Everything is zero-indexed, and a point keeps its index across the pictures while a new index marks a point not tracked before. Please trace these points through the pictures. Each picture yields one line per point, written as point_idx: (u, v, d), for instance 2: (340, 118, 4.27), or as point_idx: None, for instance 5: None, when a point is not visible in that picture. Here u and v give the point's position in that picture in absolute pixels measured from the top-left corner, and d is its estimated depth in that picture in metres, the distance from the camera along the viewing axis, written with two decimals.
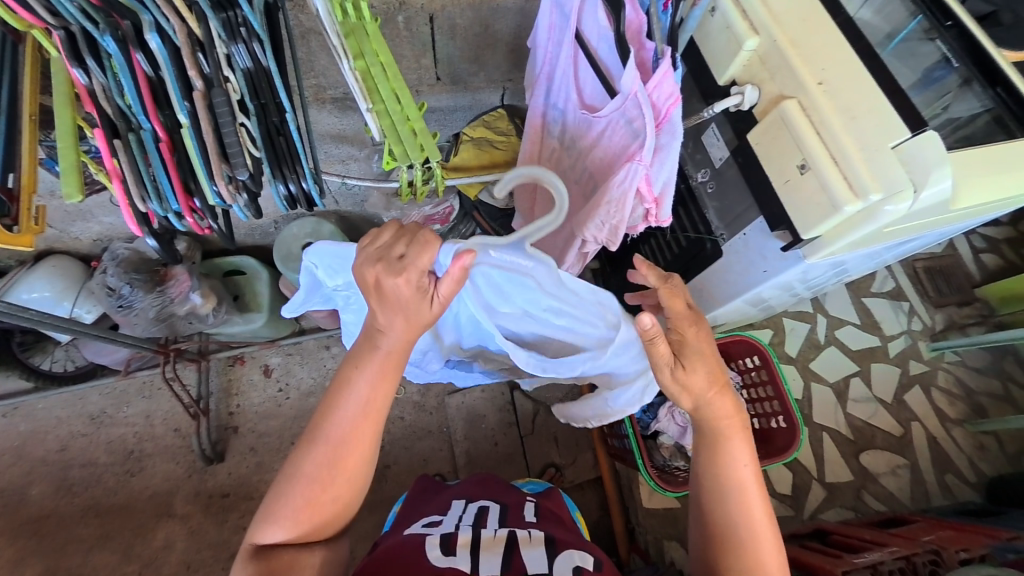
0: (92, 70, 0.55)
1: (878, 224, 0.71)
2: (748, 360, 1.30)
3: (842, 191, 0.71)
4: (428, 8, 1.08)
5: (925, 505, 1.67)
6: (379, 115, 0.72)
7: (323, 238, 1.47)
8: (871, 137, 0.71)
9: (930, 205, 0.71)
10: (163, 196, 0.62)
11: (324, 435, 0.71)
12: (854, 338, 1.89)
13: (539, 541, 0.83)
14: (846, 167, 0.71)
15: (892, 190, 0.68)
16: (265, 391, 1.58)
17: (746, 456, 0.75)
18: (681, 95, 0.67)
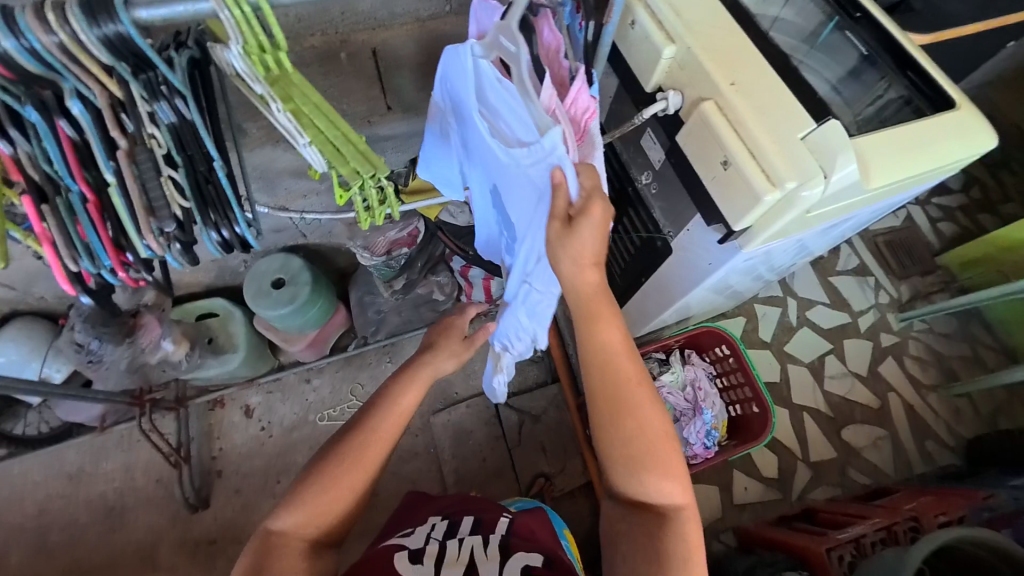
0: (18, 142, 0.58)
1: (798, 210, 0.75)
2: (718, 350, 1.33)
3: (761, 182, 0.75)
4: (370, 42, 1.16)
5: (909, 474, 1.71)
6: (320, 146, 0.65)
7: (292, 272, 1.48)
8: (778, 132, 0.76)
9: (842, 188, 0.75)
10: (94, 254, 0.64)
11: (364, 429, 0.80)
12: (825, 317, 1.94)
13: (496, 554, 0.82)
14: (763, 159, 0.75)
15: (805, 177, 0.72)
16: (247, 431, 1.56)
17: (613, 331, 0.74)
18: (597, 108, 0.71)
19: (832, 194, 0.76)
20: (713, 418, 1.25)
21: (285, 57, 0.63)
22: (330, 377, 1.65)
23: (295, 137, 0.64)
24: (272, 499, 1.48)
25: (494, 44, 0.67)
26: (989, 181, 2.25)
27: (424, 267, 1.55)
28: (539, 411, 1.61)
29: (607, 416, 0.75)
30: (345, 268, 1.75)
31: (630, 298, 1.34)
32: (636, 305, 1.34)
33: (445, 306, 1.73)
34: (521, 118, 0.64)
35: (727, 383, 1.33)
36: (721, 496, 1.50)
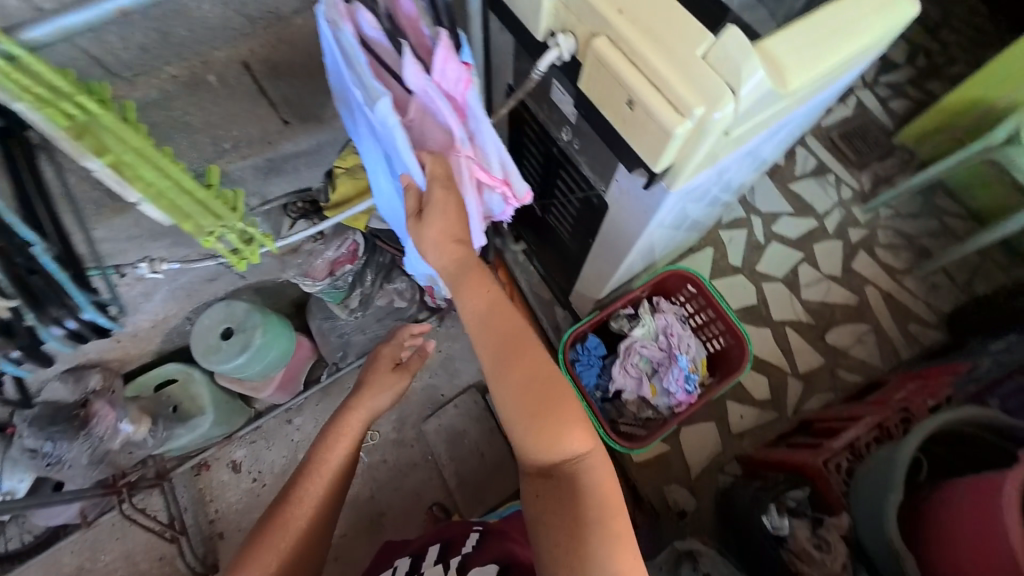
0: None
1: (715, 136, 0.68)
2: (684, 291, 1.30)
3: (669, 116, 0.68)
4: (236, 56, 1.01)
5: (897, 360, 1.73)
6: (157, 202, 0.66)
7: (239, 318, 1.39)
8: (676, 53, 0.67)
9: (757, 98, 0.68)
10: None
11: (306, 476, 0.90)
12: (792, 227, 1.92)
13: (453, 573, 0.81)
14: (666, 89, 0.67)
15: (713, 99, 0.65)
16: (240, 486, 1.51)
17: (485, 300, 0.73)
18: (471, 76, 0.64)
19: (748, 108, 0.69)
20: (690, 362, 1.22)
21: (85, 99, 0.56)
22: (311, 413, 1.60)
23: (125, 194, 0.64)
24: None
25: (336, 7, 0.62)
26: (933, 46, 2.18)
27: (376, 277, 1.48)
28: None
29: (494, 373, 0.72)
30: (297, 298, 1.66)
31: (586, 260, 1.29)
32: (592, 267, 1.28)
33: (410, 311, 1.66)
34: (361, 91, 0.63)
35: (701, 323, 1.30)
36: (719, 429, 1.51)
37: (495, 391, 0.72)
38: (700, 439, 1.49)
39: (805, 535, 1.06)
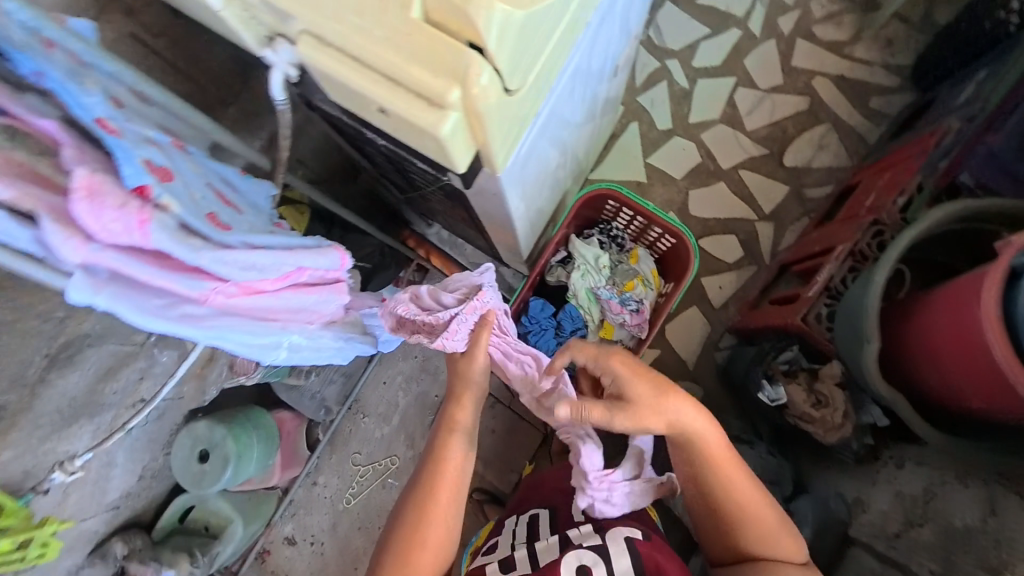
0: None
1: (500, 103, 0.47)
2: (607, 208, 1.16)
3: (422, 115, 0.46)
4: None
5: (867, 148, 1.56)
6: None
7: (206, 437, 1.32)
8: (371, 17, 0.45)
9: (528, 31, 0.46)
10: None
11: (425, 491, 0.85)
12: (713, 51, 1.64)
13: (589, 531, 0.91)
14: (404, 79, 0.46)
15: (458, 76, 0.44)
16: (305, 554, 1.59)
17: (698, 415, 0.77)
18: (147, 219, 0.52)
19: (513, 44, 0.45)
20: (631, 287, 1.12)
21: None
22: (331, 469, 1.63)
23: None
24: None
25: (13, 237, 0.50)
26: None
27: None
28: None
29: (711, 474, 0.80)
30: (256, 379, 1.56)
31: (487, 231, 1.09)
32: (497, 236, 1.10)
33: None
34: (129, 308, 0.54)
35: (639, 230, 1.17)
36: (705, 311, 1.46)
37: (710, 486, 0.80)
38: (688, 329, 1.45)
39: (801, 397, 1.04)
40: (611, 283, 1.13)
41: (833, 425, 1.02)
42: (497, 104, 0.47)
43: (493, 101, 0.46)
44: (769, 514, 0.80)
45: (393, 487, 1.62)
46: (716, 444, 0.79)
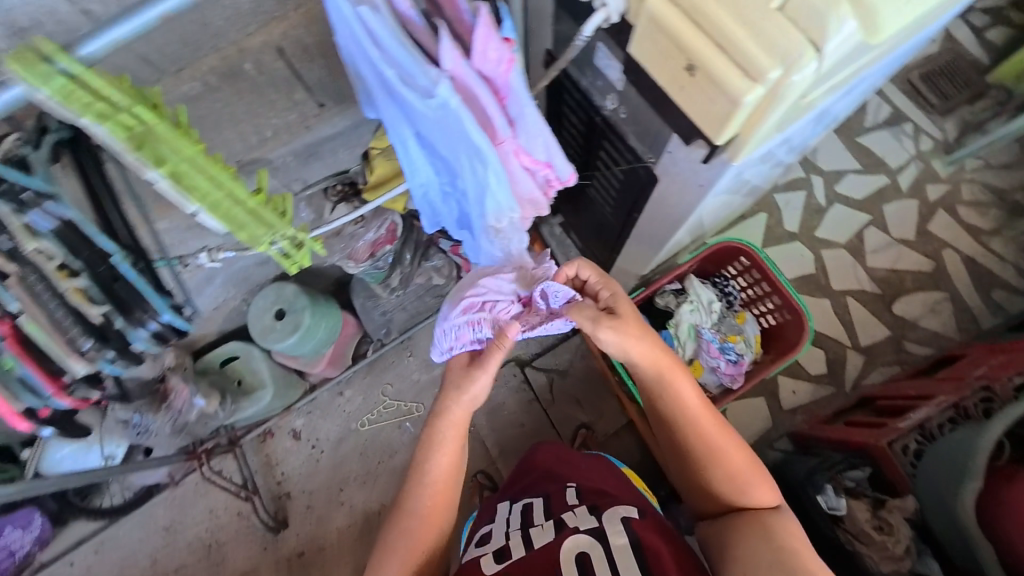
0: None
1: (790, 100, 0.58)
2: (736, 264, 1.23)
3: (735, 81, 0.58)
4: (269, 40, 0.89)
5: (976, 331, 1.57)
6: (213, 211, 0.58)
7: (288, 300, 1.48)
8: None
9: (845, 57, 0.57)
10: (29, 388, 0.61)
11: (425, 474, 0.90)
12: (857, 186, 1.75)
13: (584, 513, 0.92)
14: (735, 50, 0.57)
15: (789, 61, 0.55)
16: (302, 453, 1.63)
17: (692, 388, 0.84)
18: (510, 56, 0.59)
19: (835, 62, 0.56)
20: (733, 337, 1.17)
21: (129, 105, 0.51)
22: (360, 386, 1.69)
23: (183, 205, 0.56)
24: (342, 506, 1.56)
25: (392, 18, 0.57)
26: None
27: (414, 257, 1.49)
28: (565, 366, 1.63)
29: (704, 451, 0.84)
30: (341, 278, 1.68)
31: (628, 234, 1.18)
32: (636, 239, 1.18)
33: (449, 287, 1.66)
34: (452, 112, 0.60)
35: (755, 296, 1.24)
36: (771, 405, 1.47)
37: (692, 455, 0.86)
38: (746, 414, 1.46)
39: (864, 516, 1.03)
40: (716, 329, 1.19)
41: (892, 554, 1.00)
42: (791, 101, 0.59)
43: (793, 96, 0.58)
44: (746, 464, 0.83)
45: (406, 431, 1.64)
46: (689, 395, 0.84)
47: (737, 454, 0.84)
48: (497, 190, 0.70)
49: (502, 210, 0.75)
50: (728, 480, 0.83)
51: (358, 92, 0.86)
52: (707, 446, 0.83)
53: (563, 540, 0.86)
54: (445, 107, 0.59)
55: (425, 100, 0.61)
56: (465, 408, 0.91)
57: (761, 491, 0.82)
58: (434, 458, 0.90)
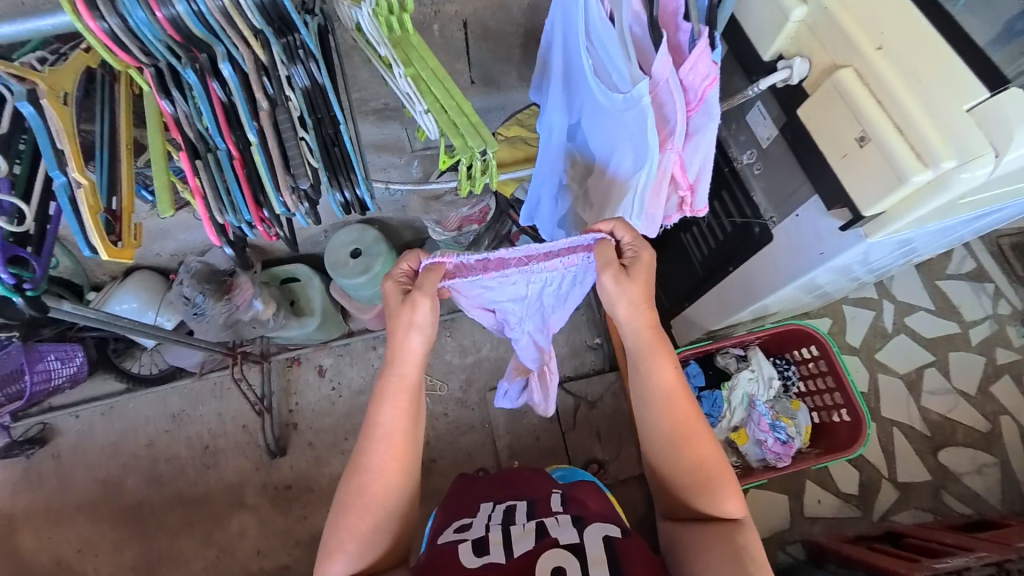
0: (103, 13, 0.50)
1: (952, 194, 0.64)
2: (804, 351, 1.25)
3: (908, 161, 0.65)
4: (461, 13, 0.98)
5: (1019, 507, 1.51)
6: (436, 115, 0.67)
7: (367, 243, 1.53)
8: (924, 92, 0.64)
9: (1010, 171, 0.64)
10: (237, 208, 0.65)
11: (373, 428, 0.75)
12: (928, 325, 1.72)
13: (567, 521, 0.74)
14: (914, 134, 0.65)
15: (967, 156, 0.61)
16: (320, 390, 1.65)
17: (671, 372, 0.76)
18: (718, 75, 0.67)
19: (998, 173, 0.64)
20: (778, 415, 1.22)
21: (412, 24, 0.67)
22: None
23: (414, 102, 0.67)
24: (342, 455, 1.57)
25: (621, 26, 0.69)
26: None
27: (490, 245, 1.55)
28: (595, 397, 1.62)
29: (671, 447, 0.75)
30: (413, 242, 1.75)
31: (710, 287, 1.22)
32: (717, 295, 1.20)
33: None
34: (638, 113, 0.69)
35: (814, 388, 1.26)
36: (793, 504, 1.45)
37: (656, 449, 0.77)
38: (763, 506, 1.44)
39: None
40: (769, 405, 1.24)
41: None
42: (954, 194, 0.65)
43: (962, 188, 0.63)
44: (717, 468, 0.75)
45: None
46: (670, 379, 0.76)
47: (710, 454, 0.75)
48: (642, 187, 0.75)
49: (631, 211, 0.79)
50: (697, 483, 0.74)
51: (534, 74, 0.93)
52: (674, 440, 0.75)
53: (541, 549, 0.68)
54: (636, 101, 0.68)
55: (625, 93, 0.70)
56: (411, 353, 0.75)
57: (731, 503, 0.73)
58: (384, 412, 0.75)
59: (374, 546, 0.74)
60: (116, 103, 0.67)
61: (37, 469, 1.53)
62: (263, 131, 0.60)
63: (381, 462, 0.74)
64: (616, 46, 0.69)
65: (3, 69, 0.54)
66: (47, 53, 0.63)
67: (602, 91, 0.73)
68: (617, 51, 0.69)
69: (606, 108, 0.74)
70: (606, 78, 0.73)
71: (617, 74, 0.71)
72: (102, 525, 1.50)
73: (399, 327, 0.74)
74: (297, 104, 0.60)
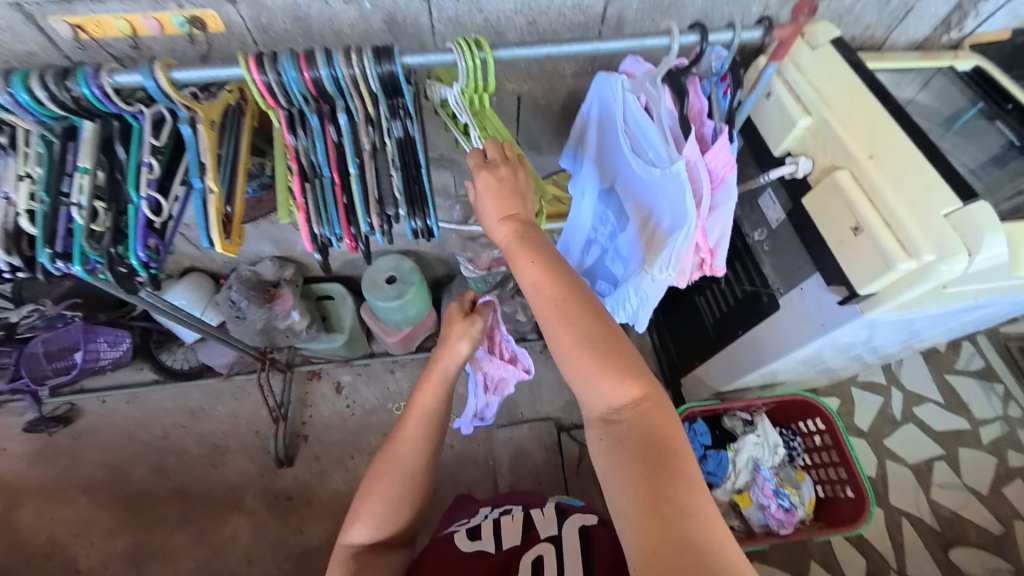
0: (266, 68, 0.66)
1: (935, 282, 0.74)
2: (810, 423, 1.29)
3: (896, 251, 0.76)
4: (517, 91, 1.17)
5: None
6: None
7: (403, 271, 1.66)
8: (910, 195, 0.77)
9: (986, 267, 0.74)
10: (331, 223, 0.77)
11: (412, 416, 0.85)
12: (937, 417, 1.73)
13: (550, 516, 0.94)
14: (899, 229, 0.76)
15: (945, 251, 0.72)
16: (335, 405, 1.71)
17: (533, 270, 0.68)
18: (736, 164, 0.81)
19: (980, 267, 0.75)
20: (779, 479, 1.26)
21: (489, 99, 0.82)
22: (411, 372, 1.79)
23: None
24: (345, 472, 1.59)
25: (658, 113, 0.83)
26: None
27: (514, 289, 1.63)
28: None
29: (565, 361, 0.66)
30: (442, 277, 1.88)
31: (718, 349, 1.30)
32: (725, 357, 1.28)
33: (524, 327, 1.80)
34: (673, 186, 0.82)
35: (816, 461, 1.29)
36: None
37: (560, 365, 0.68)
38: None
39: None
40: (774, 471, 1.27)
41: None
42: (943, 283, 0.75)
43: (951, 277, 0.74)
44: (598, 355, 0.63)
45: None
46: (531, 278, 0.68)
47: (588, 338, 0.64)
48: (679, 245, 0.85)
49: (667, 266, 0.89)
50: (578, 379, 0.65)
51: (568, 143, 1.10)
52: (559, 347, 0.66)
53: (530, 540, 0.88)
54: (676, 176, 0.80)
55: (658, 169, 0.84)
56: (455, 358, 0.86)
57: (616, 388, 0.63)
58: (423, 398, 0.85)
59: (390, 525, 0.84)
60: (240, 131, 0.82)
61: (54, 446, 1.59)
62: (363, 167, 0.75)
63: (414, 446, 0.84)
64: (653, 129, 0.83)
65: (182, 100, 0.69)
66: (198, 89, 0.80)
67: (640, 163, 0.87)
68: (653, 133, 0.84)
69: (642, 177, 0.88)
70: (642, 153, 0.88)
71: (654, 152, 0.85)
72: (103, 511, 1.52)
73: (450, 330, 0.87)
74: (392, 147, 0.75)
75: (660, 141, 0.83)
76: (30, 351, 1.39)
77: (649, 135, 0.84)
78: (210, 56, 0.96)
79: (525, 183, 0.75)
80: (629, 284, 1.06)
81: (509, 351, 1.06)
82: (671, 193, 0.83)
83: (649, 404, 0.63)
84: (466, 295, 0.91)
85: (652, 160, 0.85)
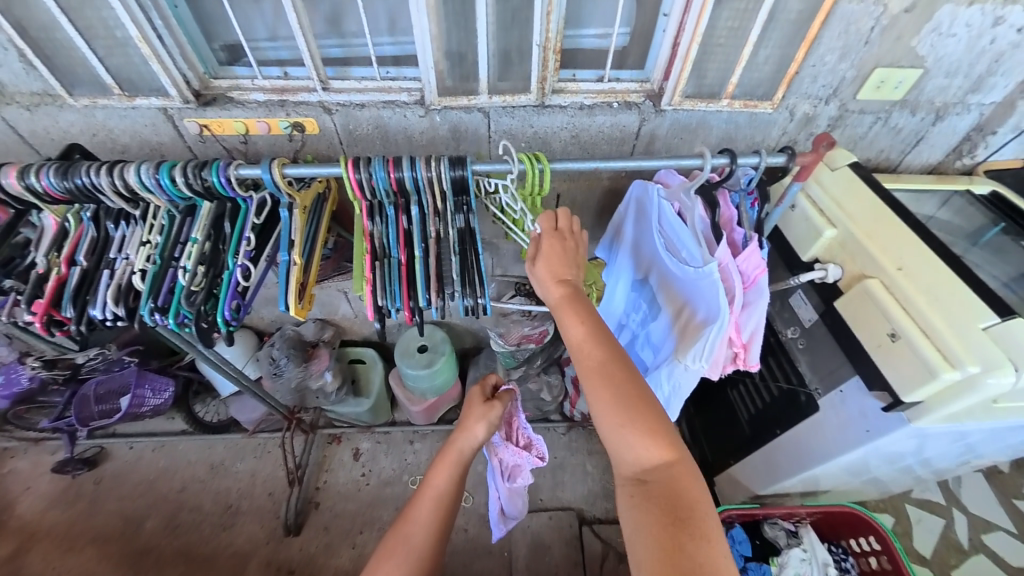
0: (360, 170, 0.79)
1: (982, 395, 0.74)
2: (862, 540, 1.17)
3: (938, 360, 0.77)
4: (557, 188, 1.31)
5: None
6: None
7: (434, 341, 1.71)
8: (944, 307, 0.80)
9: None
10: (393, 297, 0.85)
11: (425, 495, 0.86)
12: (1013, 550, 1.52)
13: None
14: (937, 339, 0.78)
15: (991, 365, 0.72)
16: (351, 473, 1.68)
17: (578, 327, 0.73)
18: (766, 267, 0.87)
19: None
20: None
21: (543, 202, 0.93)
22: (430, 444, 1.75)
23: None
24: (353, 549, 1.51)
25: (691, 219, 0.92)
26: None
27: (541, 364, 1.64)
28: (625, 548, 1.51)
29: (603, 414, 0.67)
30: (469, 348, 1.92)
31: (756, 448, 1.25)
32: (763, 457, 1.22)
33: (548, 407, 1.77)
34: (706, 283, 0.88)
35: None
36: None
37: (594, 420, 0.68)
38: None
39: None
40: None
41: None
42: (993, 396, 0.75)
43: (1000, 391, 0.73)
44: (636, 408, 0.65)
45: None
46: (576, 335, 0.73)
47: (625, 389, 0.66)
48: (713, 338, 0.87)
49: (701, 357, 0.91)
50: (609, 430, 0.66)
51: (604, 235, 1.21)
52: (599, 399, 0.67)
53: None
54: (709, 275, 0.86)
55: (692, 267, 0.90)
56: (471, 441, 0.88)
57: (647, 444, 0.63)
58: (437, 477, 0.86)
59: None
60: (322, 213, 0.95)
61: (76, 488, 1.60)
62: (428, 252, 0.85)
63: (426, 526, 0.83)
64: (685, 230, 0.92)
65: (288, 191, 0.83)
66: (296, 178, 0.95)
67: (674, 259, 0.95)
68: (685, 233, 0.92)
69: (675, 272, 0.95)
70: (676, 251, 0.95)
71: (687, 252, 0.92)
72: (105, 566, 1.46)
73: (468, 412, 0.90)
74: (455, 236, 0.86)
75: (692, 241, 0.90)
76: (82, 392, 1.46)
77: (682, 234, 0.92)
78: (302, 151, 1.13)
79: (583, 258, 0.84)
80: (661, 372, 1.07)
81: (524, 438, 1.04)
82: (705, 288, 0.88)
83: (679, 467, 0.63)
84: (488, 378, 0.94)
85: (685, 257, 0.92)
